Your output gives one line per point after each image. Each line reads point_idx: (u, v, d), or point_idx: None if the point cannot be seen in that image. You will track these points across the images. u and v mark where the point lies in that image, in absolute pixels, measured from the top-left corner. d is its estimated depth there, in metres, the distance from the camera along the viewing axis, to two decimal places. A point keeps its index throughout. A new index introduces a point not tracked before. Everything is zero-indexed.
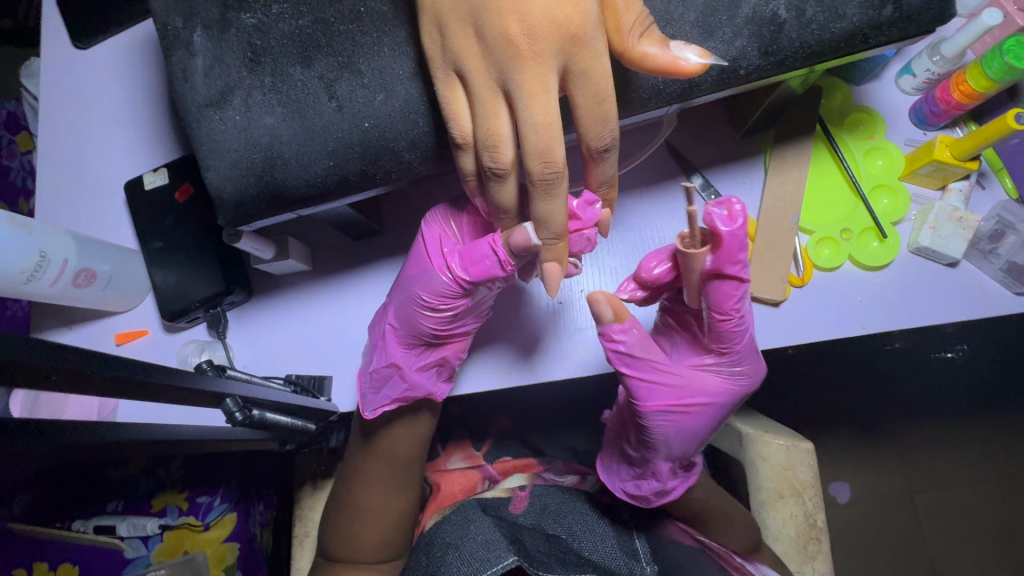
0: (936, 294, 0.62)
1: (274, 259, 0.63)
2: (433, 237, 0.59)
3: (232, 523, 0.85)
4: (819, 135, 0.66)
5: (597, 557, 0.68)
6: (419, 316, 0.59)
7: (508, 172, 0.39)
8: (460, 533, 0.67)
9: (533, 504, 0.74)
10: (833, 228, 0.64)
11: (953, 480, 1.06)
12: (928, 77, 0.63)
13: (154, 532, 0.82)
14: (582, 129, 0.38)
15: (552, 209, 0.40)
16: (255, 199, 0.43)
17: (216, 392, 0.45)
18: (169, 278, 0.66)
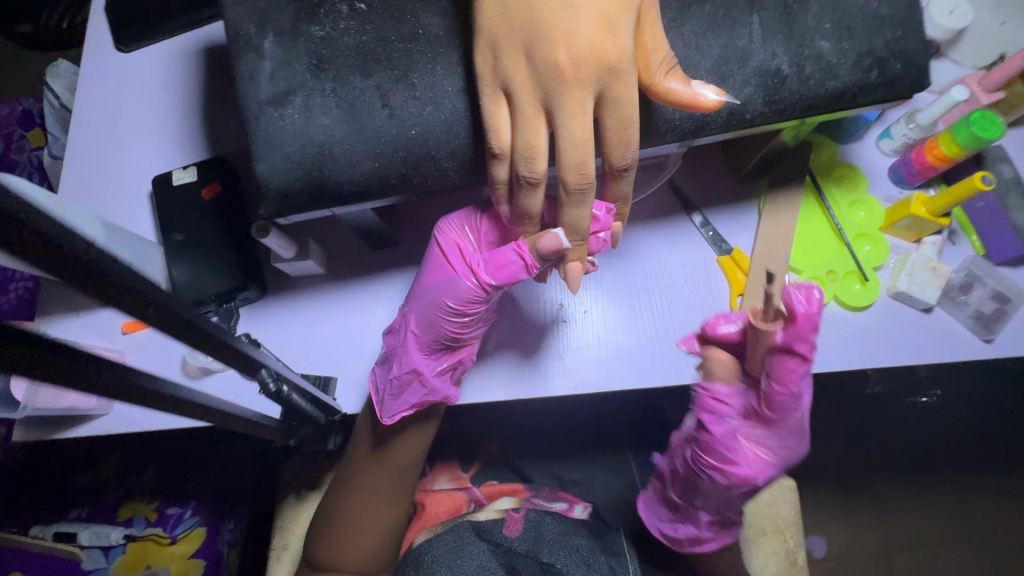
0: (913, 337, 0.67)
1: (294, 259, 0.66)
2: (451, 246, 0.62)
3: (200, 540, 0.98)
4: (808, 186, 0.72)
5: None
6: (442, 322, 0.62)
7: (540, 181, 0.42)
8: (457, 553, 0.68)
9: (528, 527, 0.72)
10: (820, 269, 0.69)
11: (929, 540, 1.10)
12: (905, 141, 0.71)
13: (118, 542, 0.95)
14: (608, 149, 0.42)
15: (579, 217, 0.45)
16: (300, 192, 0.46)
17: (252, 364, 0.49)
18: (185, 269, 0.68)
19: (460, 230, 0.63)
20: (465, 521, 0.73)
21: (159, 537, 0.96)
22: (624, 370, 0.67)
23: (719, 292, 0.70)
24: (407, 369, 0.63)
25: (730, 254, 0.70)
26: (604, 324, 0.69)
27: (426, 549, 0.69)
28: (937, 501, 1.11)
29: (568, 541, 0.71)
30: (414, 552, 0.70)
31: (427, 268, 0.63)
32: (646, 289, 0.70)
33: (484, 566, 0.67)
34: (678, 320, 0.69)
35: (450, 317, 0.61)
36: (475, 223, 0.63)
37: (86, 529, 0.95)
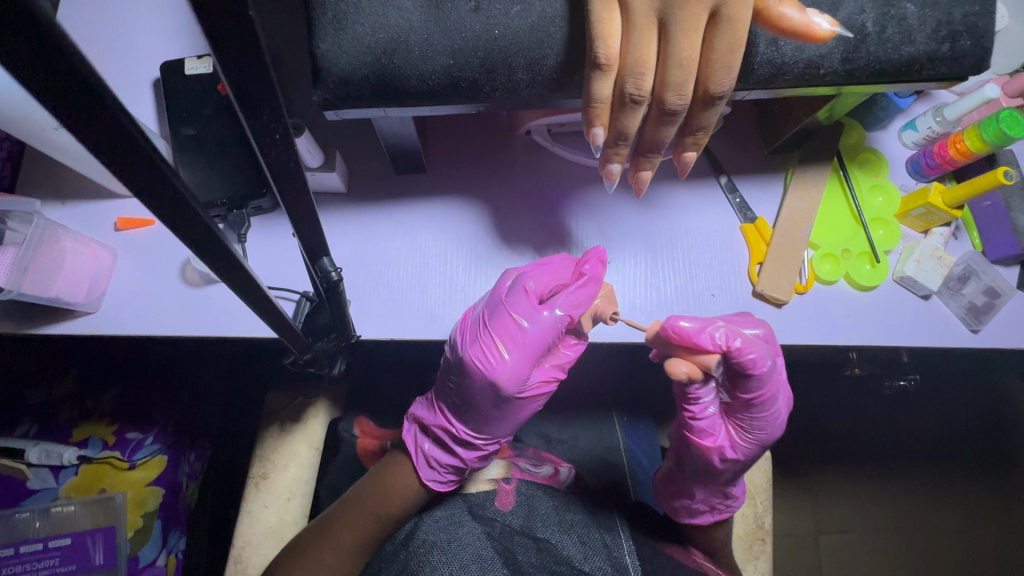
0: (908, 320, 0.71)
1: (318, 169, 0.62)
2: (502, 337, 0.58)
3: (159, 467, 0.92)
4: (834, 166, 0.74)
5: (586, 567, 0.67)
6: (512, 415, 0.63)
7: (644, 101, 0.43)
8: (448, 536, 0.65)
9: (521, 500, 0.71)
10: (836, 246, 0.71)
11: (854, 526, 1.14)
12: (929, 134, 0.73)
13: (70, 462, 0.86)
14: (709, 74, 0.42)
15: (660, 138, 0.46)
16: (362, 79, 0.45)
17: (314, 253, 0.49)
18: (194, 168, 0.62)
19: (510, 373, 0.58)
20: (458, 500, 0.71)
21: (117, 460, 0.89)
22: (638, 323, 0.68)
23: (739, 259, 0.71)
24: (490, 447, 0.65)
25: (754, 223, 0.71)
26: (624, 276, 0.69)
27: (416, 528, 0.67)
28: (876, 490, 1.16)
29: (561, 518, 0.71)
30: (405, 530, 0.68)
31: (476, 393, 0.60)
32: (670, 247, 0.70)
33: (480, 554, 0.63)
34: (698, 280, 0.69)
35: (528, 402, 0.63)
36: (529, 355, 0.59)
37: (33, 446, 0.85)
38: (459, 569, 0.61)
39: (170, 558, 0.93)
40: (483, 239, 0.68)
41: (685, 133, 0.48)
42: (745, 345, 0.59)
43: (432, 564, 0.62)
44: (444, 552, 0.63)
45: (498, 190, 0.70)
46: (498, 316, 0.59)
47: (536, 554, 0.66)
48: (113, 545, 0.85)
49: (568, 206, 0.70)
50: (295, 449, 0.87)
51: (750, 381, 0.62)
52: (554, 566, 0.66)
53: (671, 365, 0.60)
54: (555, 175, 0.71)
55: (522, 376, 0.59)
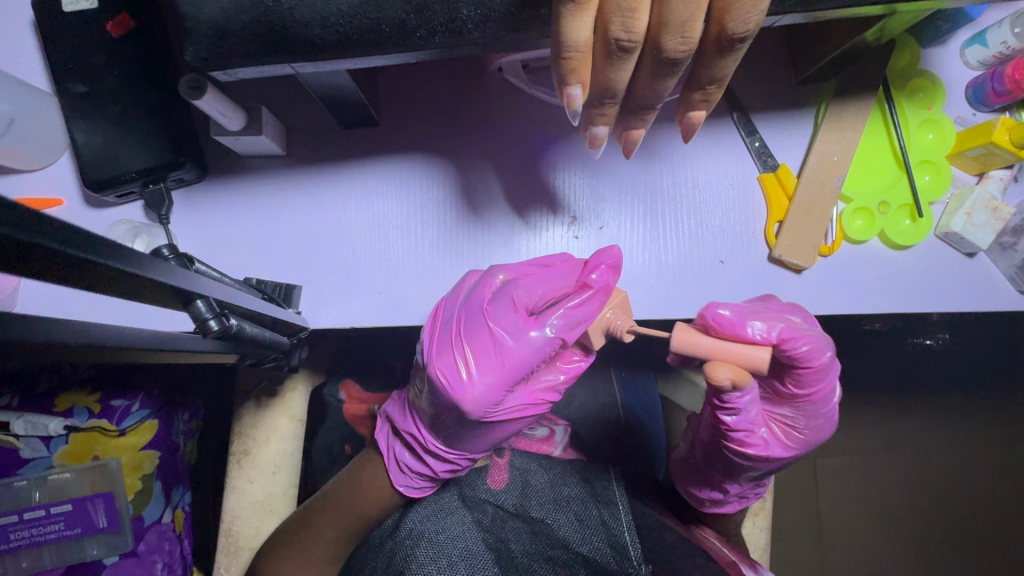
0: (950, 281, 0.61)
1: (242, 133, 0.51)
2: (474, 353, 0.50)
3: (151, 432, 0.85)
4: (878, 98, 0.60)
5: (583, 550, 0.63)
6: (490, 435, 0.55)
7: (636, 49, 0.32)
8: (437, 526, 0.62)
9: (514, 475, 0.68)
10: (871, 198, 0.60)
11: (852, 449, 1.00)
12: (1001, 51, 0.58)
13: (59, 433, 0.77)
14: (726, 7, 0.31)
15: (657, 91, 0.36)
16: (248, 31, 0.38)
17: (183, 294, 0.36)
18: (92, 136, 0.51)
19: (479, 395, 0.50)
20: (449, 488, 0.66)
21: (106, 428, 0.80)
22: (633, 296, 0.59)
23: (755, 217, 0.60)
24: (462, 461, 0.59)
25: (775, 172, 0.60)
26: (621, 243, 0.59)
27: (403, 519, 0.64)
28: (885, 423, 0.99)
29: (557, 494, 0.66)
30: (389, 525, 0.65)
31: (445, 410, 0.53)
32: (673, 206, 0.60)
33: (470, 550, 0.61)
34: (706, 245, 0.59)
35: (506, 423, 0.54)
36: (507, 379, 0.50)
37: (17, 418, 0.76)
38: (446, 566, 0.59)
39: (176, 512, 0.91)
40: (451, 204, 0.58)
41: (691, 88, 0.39)
42: (790, 337, 0.51)
43: (418, 559, 0.59)
44: (431, 545, 0.60)
45: (466, 143, 0.59)
46: (478, 330, 0.51)
47: (530, 539, 0.64)
48: (115, 509, 0.80)
49: (552, 160, 0.59)
50: (276, 423, 0.84)
51: (805, 370, 0.55)
52: (550, 551, 0.63)
53: (712, 369, 0.50)
54: (534, 122, 0.59)
55: (495, 401, 0.51)
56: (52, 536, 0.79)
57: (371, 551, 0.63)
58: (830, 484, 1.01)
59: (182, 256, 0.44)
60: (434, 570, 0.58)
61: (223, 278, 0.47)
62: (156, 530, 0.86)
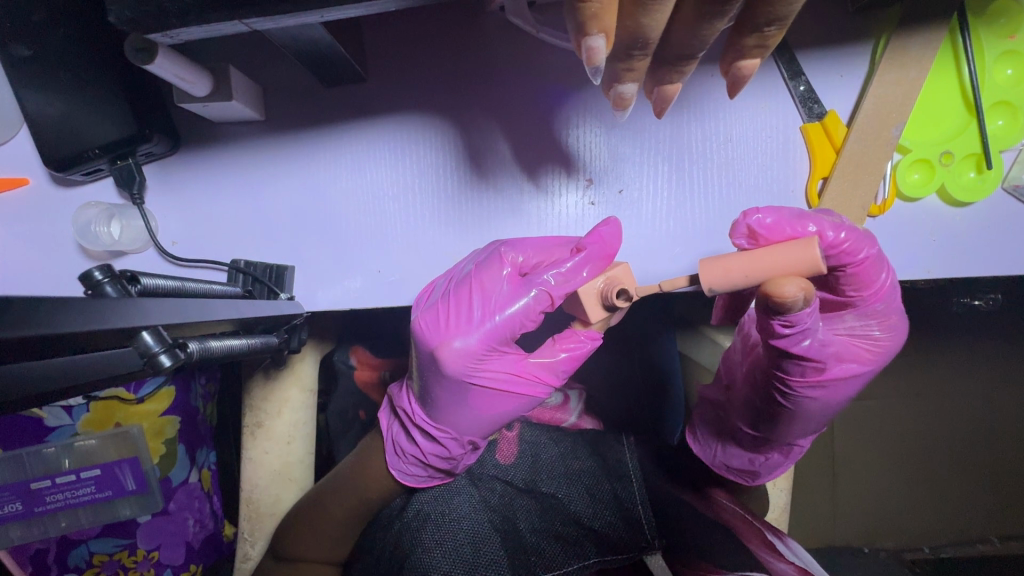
0: (1015, 242, 0.54)
1: (211, 99, 0.45)
2: (458, 310, 0.47)
3: (170, 399, 0.83)
4: (950, 26, 0.51)
5: (594, 526, 0.62)
6: (479, 420, 0.51)
7: None
8: (446, 505, 0.61)
9: (524, 449, 0.66)
10: (933, 148, 0.52)
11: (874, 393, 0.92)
12: None
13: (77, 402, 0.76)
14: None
15: (698, 39, 0.29)
16: None
17: (126, 327, 0.29)
18: (46, 107, 0.45)
19: (454, 349, 0.47)
20: None
21: (124, 396, 0.80)
22: (655, 269, 0.54)
23: (795, 175, 0.53)
24: (449, 443, 0.54)
25: (822, 121, 0.52)
26: (643, 209, 0.53)
27: (409, 502, 0.63)
28: (920, 373, 0.91)
29: (567, 469, 0.65)
30: (393, 509, 0.64)
31: (433, 383, 0.50)
32: (701, 165, 0.53)
33: (477, 533, 0.59)
34: (738, 209, 0.53)
35: (494, 400, 0.50)
36: (489, 335, 0.47)
37: None
38: (452, 551, 0.58)
39: (203, 472, 0.93)
40: (453, 171, 0.52)
41: (743, 33, 0.31)
42: (853, 243, 0.45)
43: (426, 542, 0.58)
44: (438, 528, 0.59)
45: (466, 99, 0.52)
46: (463, 283, 0.48)
47: (540, 518, 0.62)
48: (141, 472, 0.79)
49: (564, 115, 0.52)
50: (287, 394, 0.81)
51: (863, 277, 0.48)
52: (560, 530, 0.62)
53: (775, 287, 0.40)
54: (544, 70, 0.52)
55: (477, 359, 0.47)
56: (85, 499, 0.77)
57: (378, 534, 0.63)
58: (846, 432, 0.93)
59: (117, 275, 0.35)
60: (441, 553, 0.58)
61: (188, 286, 0.42)
62: (185, 489, 0.88)
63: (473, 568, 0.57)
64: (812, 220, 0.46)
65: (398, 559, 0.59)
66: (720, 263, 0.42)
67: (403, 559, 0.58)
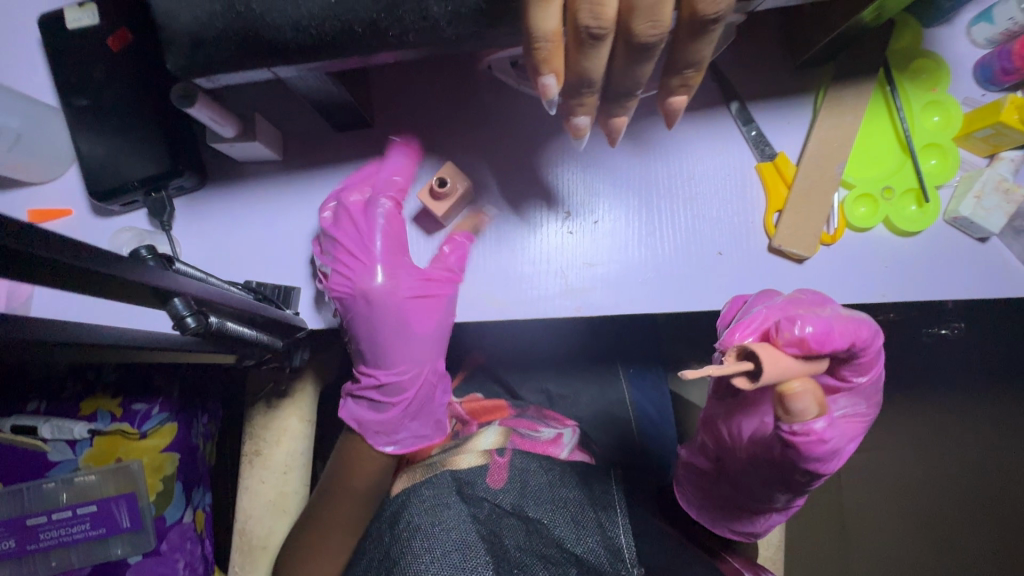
0: (960, 270, 0.59)
1: (235, 139, 0.52)
2: (349, 251, 0.56)
3: (172, 433, 0.87)
4: (879, 81, 0.58)
5: (578, 552, 0.62)
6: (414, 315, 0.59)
7: (609, 35, 0.32)
8: (433, 519, 0.60)
9: (513, 475, 0.66)
10: (874, 184, 0.58)
11: None
12: (1009, 27, 0.57)
13: (83, 436, 0.81)
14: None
15: (636, 75, 0.36)
16: (228, 34, 0.39)
17: (157, 287, 0.36)
18: (98, 147, 0.53)
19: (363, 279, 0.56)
20: (443, 472, 0.66)
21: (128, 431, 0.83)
22: (630, 292, 0.58)
23: (754, 209, 0.59)
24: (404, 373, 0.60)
25: (773, 160, 0.59)
26: (615, 238, 0.59)
27: (404, 507, 0.63)
28: None
29: (555, 495, 0.65)
30: (392, 509, 0.64)
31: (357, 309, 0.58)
32: (667, 200, 0.59)
33: (465, 542, 0.59)
34: (702, 238, 0.59)
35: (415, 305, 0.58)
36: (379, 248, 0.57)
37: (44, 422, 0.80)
38: (439, 559, 0.57)
39: (198, 513, 0.93)
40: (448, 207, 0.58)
41: (672, 73, 0.38)
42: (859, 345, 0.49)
43: (415, 552, 0.58)
44: (426, 539, 0.59)
45: (458, 142, 0.59)
46: (333, 222, 0.57)
47: (525, 538, 0.62)
48: (138, 509, 0.82)
49: (545, 156, 0.59)
50: (286, 423, 0.84)
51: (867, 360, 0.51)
52: (546, 552, 0.61)
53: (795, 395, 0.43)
54: (526, 118, 0.59)
55: (393, 284, 0.58)
56: (79, 537, 0.82)
57: (373, 539, 0.64)
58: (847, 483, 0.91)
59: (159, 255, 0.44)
60: (429, 566, 0.57)
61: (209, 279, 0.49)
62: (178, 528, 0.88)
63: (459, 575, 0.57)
64: (830, 322, 0.46)
65: (385, 565, 0.59)
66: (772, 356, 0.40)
67: (391, 565, 0.59)
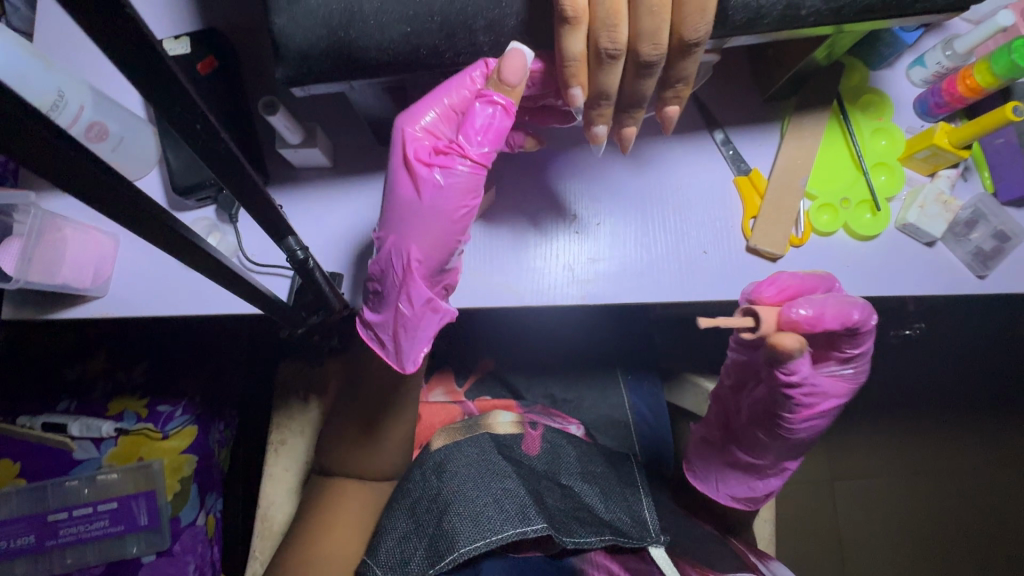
0: (910, 270, 0.69)
1: (300, 146, 0.63)
2: (437, 126, 0.54)
3: (192, 436, 0.96)
4: (834, 111, 0.70)
5: (606, 516, 0.78)
6: (444, 247, 0.58)
7: (621, 54, 0.43)
8: (485, 473, 0.77)
9: (545, 446, 0.85)
10: (834, 195, 0.68)
11: None
12: (938, 70, 0.69)
13: (109, 434, 0.91)
14: (684, 18, 0.42)
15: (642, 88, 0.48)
16: (321, 52, 0.49)
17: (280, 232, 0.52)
18: (182, 152, 0.63)
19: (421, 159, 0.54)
20: (483, 434, 0.84)
21: (151, 431, 0.93)
22: (627, 284, 0.67)
23: (732, 215, 0.69)
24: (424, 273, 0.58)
25: (747, 175, 0.69)
26: (615, 237, 0.68)
27: (448, 458, 0.79)
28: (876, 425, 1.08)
29: (583, 469, 0.83)
30: (437, 458, 0.79)
31: (398, 239, 0.57)
32: (659, 205, 0.69)
33: (516, 494, 0.74)
34: (689, 239, 0.68)
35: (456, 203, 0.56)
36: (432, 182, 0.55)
37: (75, 421, 0.91)
38: (493, 503, 0.73)
39: (208, 517, 1.00)
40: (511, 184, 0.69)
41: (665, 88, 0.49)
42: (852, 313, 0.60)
43: (468, 492, 0.74)
44: (482, 486, 0.75)
45: None
46: (398, 140, 0.55)
47: (561, 497, 0.79)
48: (155, 507, 0.91)
49: (555, 168, 0.70)
50: (311, 414, 0.91)
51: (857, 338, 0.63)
52: (578, 512, 0.78)
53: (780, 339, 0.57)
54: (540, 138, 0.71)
55: (450, 175, 0.55)
56: (97, 533, 0.89)
57: (416, 486, 0.78)
58: None
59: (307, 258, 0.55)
60: (483, 504, 0.73)
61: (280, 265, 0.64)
62: (191, 531, 0.95)
63: (510, 514, 0.72)
64: (828, 300, 0.59)
65: (439, 503, 0.74)
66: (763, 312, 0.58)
67: (446, 502, 0.74)
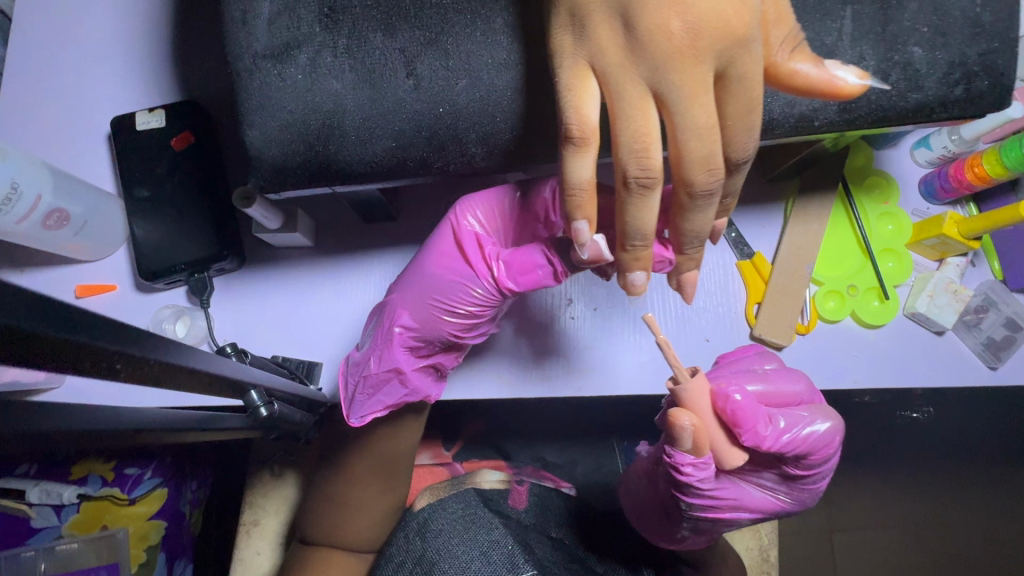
0: (921, 359, 0.66)
1: (279, 230, 0.59)
2: (496, 220, 0.56)
3: (160, 501, 0.83)
4: (840, 194, 0.68)
5: (600, 568, 0.72)
6: (434, 328, 0.56)
7: (654, 181, 0.41)
8: (469, 527, 0.70)
9: (533, 501, 0.79)
10: (841, 282, 0.66)
11: (868, 522, 1.00)
12: (944, 153, 0.66)
13: (70, 502, 0.78)
14: (731, 139, 0.42)
15: (701, 222, 0.44)
16: (299, 161, 0.48)
17: (241, 384, 0.41)
18: (152, 232, 0.60)
19: (464, 242, 0.55)
20: (470, 489, 0.77)
21: (117, 497, 0.80)
22: (626, 375, 0.64)
23: (735, 301, 0.66)
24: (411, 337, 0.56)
25: (751, 259, 0.66)
26: (613, 324, 0.65)
27: (432, 517, 0.72)
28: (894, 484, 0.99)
29: (576, 516, 0.77)
30: (418, 518, 0.73)
31: (397, 308, 0.56)
32: (661, 290, 0.66)
33: (500, 542, 0.68)
34: (691, 327, 0.65)
35: (464, 288, 0.54)
36: (451, 267, 0.55)
37: (33, 486, 0.77)
38: (481, 557, 0.67)
39: None
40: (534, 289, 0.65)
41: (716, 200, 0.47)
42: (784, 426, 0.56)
43: (453, 550, 0.68)
44: (463, 538, 0.69)
45: None
46: (445, 227, 0.56)
47: (550, 544, 0.74)
48: None
49: None
50: (285, 491, 0.84)
51: (815, 454, 0.57)
52: (572, 562, 0.71)
53: (674, 413, 0.54)
54: None
55: (477, 267, 0.54)
56: None
57: (400, 549, 0.71)
58: (845, 560, 1.00)
59: (239, 351, 0.54)
60: (469, 559, 0.67)
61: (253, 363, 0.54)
62: None
63: (498, 567, 0.66)
64: (760, 416, 0.56)
65: (423, 568, 0.67)
66: (699, 385, 0.55)
67: (429, 566, 0.67)
